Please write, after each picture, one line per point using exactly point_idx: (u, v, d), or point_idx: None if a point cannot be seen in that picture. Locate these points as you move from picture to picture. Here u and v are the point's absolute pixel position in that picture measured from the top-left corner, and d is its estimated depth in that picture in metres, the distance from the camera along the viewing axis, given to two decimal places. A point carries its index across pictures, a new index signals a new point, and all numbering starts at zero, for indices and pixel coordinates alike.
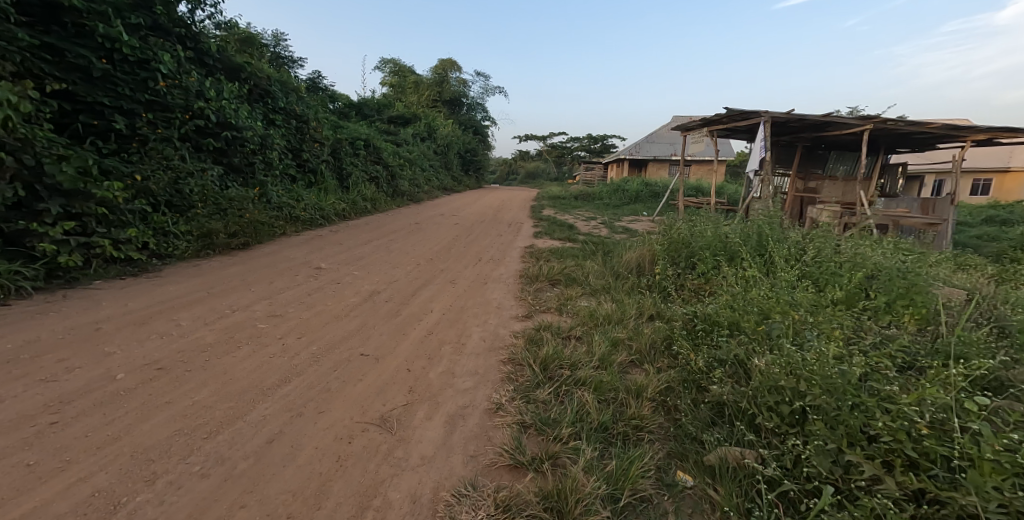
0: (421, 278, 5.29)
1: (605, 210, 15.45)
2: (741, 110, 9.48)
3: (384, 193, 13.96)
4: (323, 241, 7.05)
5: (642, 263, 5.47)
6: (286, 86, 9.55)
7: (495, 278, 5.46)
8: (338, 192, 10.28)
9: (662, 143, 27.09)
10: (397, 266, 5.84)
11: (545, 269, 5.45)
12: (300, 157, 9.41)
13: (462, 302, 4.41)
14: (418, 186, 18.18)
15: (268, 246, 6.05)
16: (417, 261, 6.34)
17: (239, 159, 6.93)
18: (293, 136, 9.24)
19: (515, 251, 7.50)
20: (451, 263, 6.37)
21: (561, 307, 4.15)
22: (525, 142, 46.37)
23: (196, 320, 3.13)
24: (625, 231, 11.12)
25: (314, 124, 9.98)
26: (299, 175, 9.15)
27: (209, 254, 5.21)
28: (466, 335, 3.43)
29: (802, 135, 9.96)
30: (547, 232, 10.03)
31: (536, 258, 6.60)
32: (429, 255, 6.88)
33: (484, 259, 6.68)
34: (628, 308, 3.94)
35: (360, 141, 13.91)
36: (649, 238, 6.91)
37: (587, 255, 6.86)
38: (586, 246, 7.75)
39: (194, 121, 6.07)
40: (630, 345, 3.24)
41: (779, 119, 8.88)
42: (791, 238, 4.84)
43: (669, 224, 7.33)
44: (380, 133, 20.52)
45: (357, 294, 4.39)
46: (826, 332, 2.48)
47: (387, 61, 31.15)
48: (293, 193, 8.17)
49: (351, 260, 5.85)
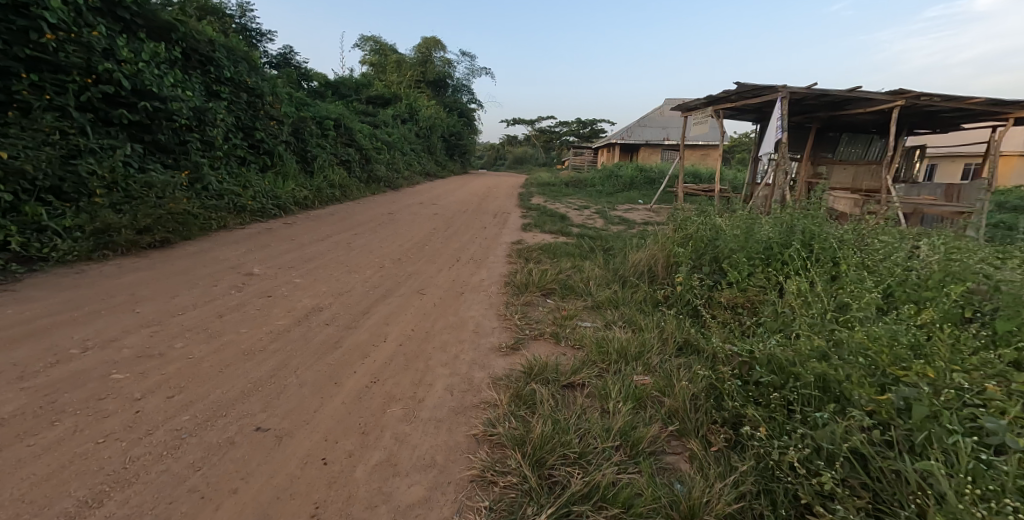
0: (382, 289, 4.24)
1: (598, 198, 14.46)
2: (753, 86, 8.49)
3: (357, 179, 12.81)
4: (271, 237, 6.07)
5: (655, 268, 4.47)
6: (235, 55, 8.45)
7: (475, 286, 4.43)
8: (299, 178, 9.17)
9: (654, 128, 26.09)
10: (354, 271, 4.78)
11: (537, 275, 4.43)
12: (251, 135, 8.43)
13: (428, 324, 3.37)
14: (398, 172, 17.03)
15: (194, 244, 5.03)
16: (382, 263, 5.28)
17: (167, 136, 5.90)
18: (244, 112, 8.28)
19: (501, 247, 6.48)
20: (423, 265, 5.32)
21: (558, 333, 3.15)
22: (512, 126, 45.12)
23: (6, 374, 2.07)
24: (621, 222, 10.16)
25: (270, 99, 9.08)
26: (252, 157, 8.25)
27: (107, 255, 4.13)
28: (427, 385, 2.42)
29: (818, 115, 9.02)
30: (537, 223, 9.02)
31: (524, 257, 5.59)
32: (399, 254, 5.82)
33: (463, 259, 5.66)
34: (649, 338, 2.96)
35: (330, 122, 12.71)
36: (658, 234, 5.92)
37: (584, 254, 5.86)
38: (581, 243, 6.74)
39: (98, 87, 4.96)
40: (663, 403, 2.27)
41: (798, 95, 7.91)
42: (841, 231, 3.90)
43: (678, 217, 6.35)
44: (357, 115, 19.26)
45: (290, 315, 3.32)
46: (1003, 409, 1.53)
47: (367, 40, 29.55)
48: (235, 175, 7.26)
49: (298, 263, 4.79)
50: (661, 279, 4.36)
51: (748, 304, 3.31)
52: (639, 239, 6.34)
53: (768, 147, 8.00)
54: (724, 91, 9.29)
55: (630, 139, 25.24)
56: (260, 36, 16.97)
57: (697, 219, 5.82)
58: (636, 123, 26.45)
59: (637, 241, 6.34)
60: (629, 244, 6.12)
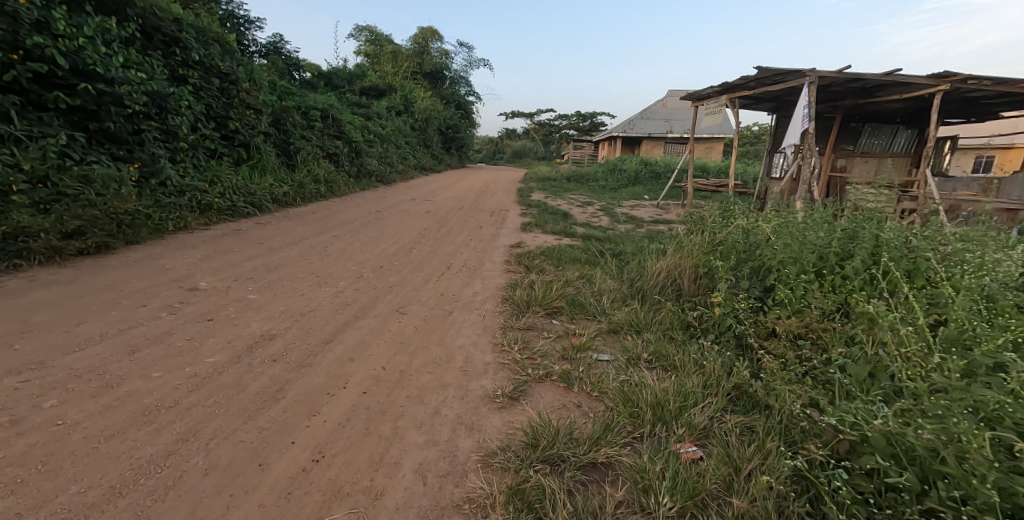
0: (356, 309, 3.53)
1: (601, 194, 13.77)
2: (775, 71, 7.79)
3: (346, 173, 12.12)
4: (237, 240, 5.41)
5: (679, 282, 3.79)
6: (204, 38, 7.88)
7: (466, 303, 3.74)
8: (278, 172, 8.60)
9: (656, 120, 25.40)
10: (326, 285, 4.07)
11: (540, 291, 3.73)
12: (223, 125, 7.91)
13: (405, 359, 2.68)
14: (391, 166, 16.34)
15: (139, 251, 4.34)
16: (361, 273, 4.57)
17: (118, 125, 5.28)
18: (216, 101, 7.77)
19: (498, 252, 5.80)
20: (409, 274, 4.63)
21: (569, 376, 2.48)
22: (511, 119, 44.38)
23: None
24: (627, 221, 9.48)
25: (246, 86, 8.58)
26: (226, 149, 7.79)
27: (20, 266, 3.51)
28: (390, 465, 1.75)
29: (844, 104, 8.35)
30: (537, 222, 8.33)
31: (525, 264, 4.90)
32: (382, 261, 5.12)
33: (454, 267, 4.98)
34: (690, 384, 2.28)
35: (317, 113, 12.01)
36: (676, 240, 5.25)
37: (593, 262, 5.18)
38: (588, 248, 6.06)
39: (28, 64, 4.38)
40: (730, 502, 1.62)
41: (826, 80, 7.21)
42: (907, 233, 3.22)
43: (697, 218, 5.66)
44: (349, 107, 18.54)
45: (229, 347, 2.61)
46: None
47: (362, 30, 28.75)
48: (204, 169, 6.68)
49: (260, 274, 4.09)
50: (688, 296, 3.67)
51: (812, 335, 2.65)
52: (652, 245, 5.68)
53: (791, 139, 7.31)
54: (741, 78, 8.61)
55: (632, 132, 24.55)
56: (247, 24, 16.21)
57: (720, 221, 5.15)
58: (637, 115, 25.74)
59: (651, 246, 5.67)
60: (644, 250, 5.44)
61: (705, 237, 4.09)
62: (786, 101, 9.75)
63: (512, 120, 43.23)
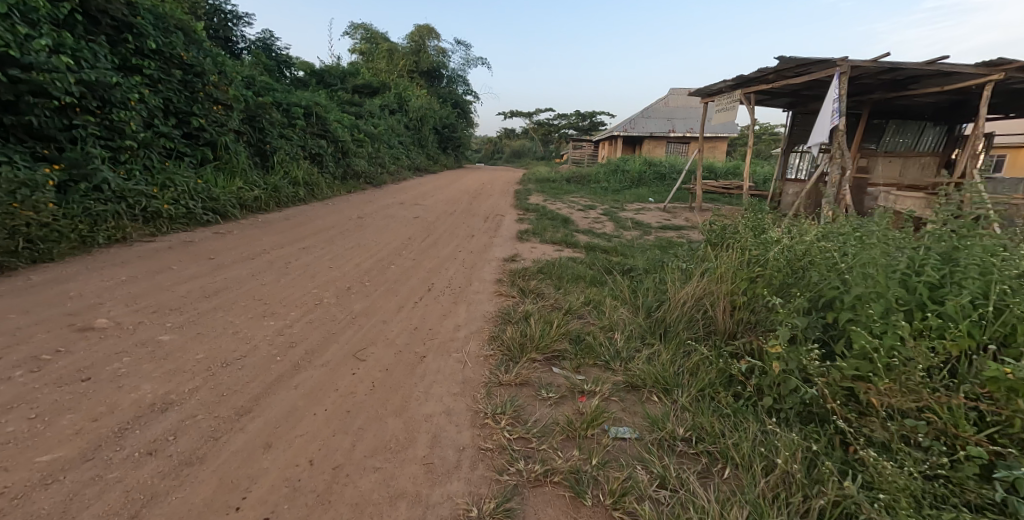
0: (302, 352, 2.74)
1: (603, 197, 13.04)
2: (798, 61, 7.01)
3: (330, 175, 11.41)
4: (183, 255, 4.63)
5: (711, 316, 3.03)
6: (164, 26, 7.39)
7: (443, 345, 2.97)
8: (250, 174, 8.06)
9: (657, 119, 24.69)
10: (274, 316, 3.28)
11: (537, 331, 2.96)
12: (186, 121, 7.34)
13: (347, 443, 1.91)
14: (382, 167, 15.61)
15: (46, 273, 3.56)
16: (323, 298, 3.80)
17: (44, 119, 4.69)
18: (177, 94, 7.23)
19: (489, 268, 5.03)
20: (380, 300, 3.85)
21: (583, 484, 1.74)
22: (509, 119, 43.68)
23: None
24: (633, 228, 8.74)
25: (214, 78, 8.02)
26: (189, 148, 7.18)
27: None
28: None
29: (873, 97, 7.61)
30: (535, 229, 7.60)
31: (520, 286, 4.14)
32: (353, 282, 4.34)
33: (437, 290, 4.21)
34: (771, 512, 1.58)
35: (299, 111, 11.28)
36: (697, 258, 4.49)
37: (599, 284, 4.41)
38: (593, 263, 5.29)
39: None
40: None
41: (859, 70, 6.43)
42: (1014, 247, 2.46)
43: (719, 229, 4.90)
44: (339, 105, 17.82)
45: (90, 430, 1.79)
46: None
47: (357, 27, 28.11)
48: (156, 171, 5.99)
49: (190, 303, 3.30)
50: (725, 336, 2.89)
51: (926, 409, 1.87)
52: (667, 262, 4.91)
53: (818, 137, 6.55)
54: (758, 70, 7.89)
55: (633, 132, 23.85)
56: (231, 17, 15.49)
57: (747, 234, 4.39)
58: (638, 114, 25.03)
59: (665, 262, 4.91)
60: (659, 268, 4.67)
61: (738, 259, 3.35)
62: (804, 96, 9.01)
63: (510, 120, 42.58)
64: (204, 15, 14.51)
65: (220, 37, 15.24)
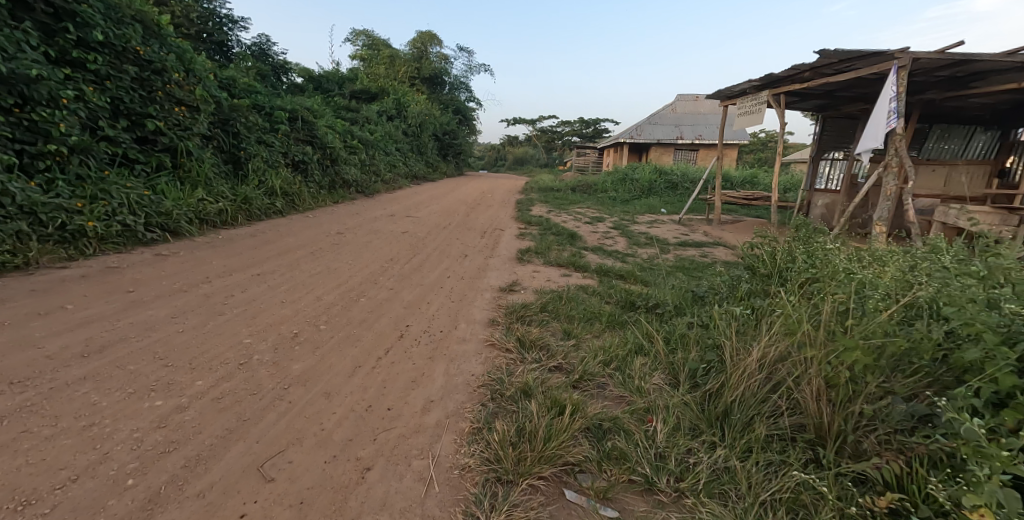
0: (177, 465, 1.78)
1: (611, 207, 12.13)
2: (844, 55, 6.04)
3: (316, 184, 10.55)
4: (95, 287, 3.70)
5: (794, 397, 2.05)
6: (118, 17, 6.54)
7: (400, 446, 2.00)
8: (216, 185, 7.20)
9: (665, 125, 23.76)
10: (168, 388, 2.31)
11: (540, 424, 1.99)
12: (140, 124, 6.48)
13: None
14: (376, 175, 14.73)
15: None
16: (255, 354, 2.83)
17: None
18: (129, 93, 6.32)
19: (481, 303, 4.09)
20: (332, 357, 2.89)
21: None
22: (512, 126, 42.92)
23: None
24: (647, 246, 7.80)
25: (176, 74, 7.15)
26: (141, 155, 6.33)
27: None
28: None
29: (925, 98, 6.65)
30: (538, 247, 6.68)
31: (518, 334, 3.18)
32: (304, 326, 3.38)
33: (411, 341, 3.25)
34: None
35: (283, 115, 10.42)
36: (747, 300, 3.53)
37: (621, 332, 3.44)
38: (609, 299, 4.34)
39: None
40: None
41: (921, 62, 5.44)
42: None
43: (769, 256, 3.95)
44: (334, 111, 17.00)
45: None
46: None
47: (358, 34, 27.51)
48: (91, 181, 5.16)
49: (48, 370, 2.35)
50: (830, 434, 1.88)
51: None
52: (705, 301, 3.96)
53: (870, 142, 5.57)
54: (791, 66, 6.97)
55: (640, 138, 22.95)
56: (227, 21, 14.78)
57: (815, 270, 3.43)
58: (645, 120, 24.10)
59: (700, 297, 3.97)
60: (695, 310, 3.70)
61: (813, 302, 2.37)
62: (840, 97, 8.07)
63: (514, 127, 41.94)
64: (195, 18, 13.80)
65: (214, 41, 14.49)
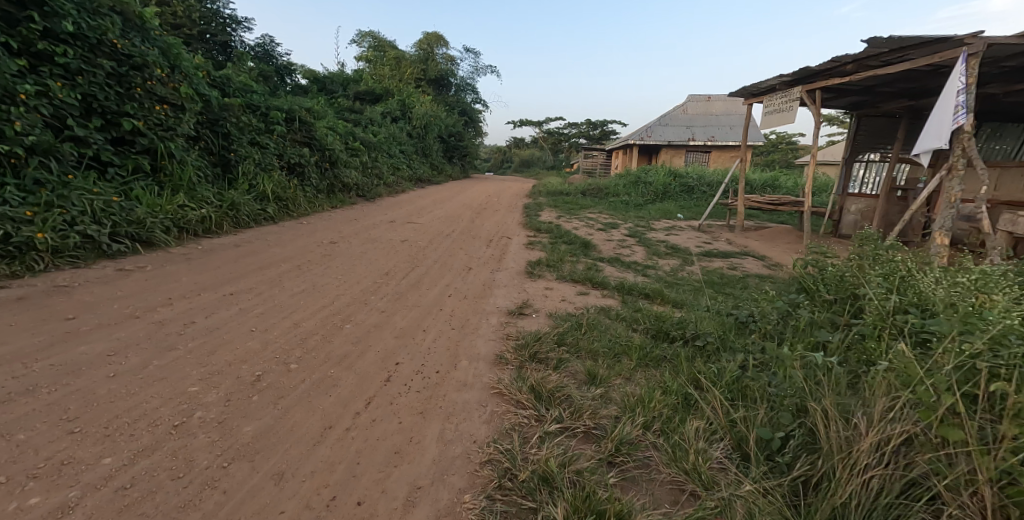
0: None
1: (625, 212, 11.49)
2: (899, 43, 5.37)
3: (314, 189, 10.01)
4: (28, 313, 3.10)
5: (945, 508, 1.49)
6: (93, 7, 5.93)
7: None
8: (201, 189, 6.64)
9: (677, 127, 23.08)
10: (61, 470, 1.71)
11: None
12: (116, 124, 5.89)
13: None
14: (378, 178, 14.16)
15: None
16: (199, 407, 2.22)
17: None
18: (104, 90, 5.72)
19: (487, 335, 3.49)
20: (297, 412, 2.28)
21: None
22: (519, 128, 42.36)
23: None
24: (668, 256, 7.17)
25: (159, 69, 6.58)
26: (116, 157, 5.76)
27: None
28: None
29: (985, 92, 5.95)
30: (550, 258, 6.07)
31: (534, 382, 2.58)
32: (272, 364, 2.77)
33: (402, 386, 2.65)
34: None
35: (279, 116, 9.88)
36: (814, 339, 2.92)
37: (660, 378, 2.83)
38: (637, 328, 3.72)
39: None
40: None
41: (993, 50, 4.77)
42: None
43: (834, 279, 3.32)
44: (336, 112, 16.48)
45: None
46: None
47: (363, 36, 27.12)
48: (50, 185, 4.59)
49: None
50: None
51: None
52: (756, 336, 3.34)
53: (932, 143, 4.92)
54: (832, 59, 6.35)
55: (651, 139, 22.28)
56: (229, 22, 14.31)
57: (900, 302, 2.80)
58: (656, 121, 23.44)
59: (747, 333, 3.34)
60: (747, 348, 3.09)
61: (938, 354, 1.79)
62: (880, 93, 7.39)
63: (520, 129, 41.41)
64: (195, 18, 13.37)
65: (216, 41, 14.01)
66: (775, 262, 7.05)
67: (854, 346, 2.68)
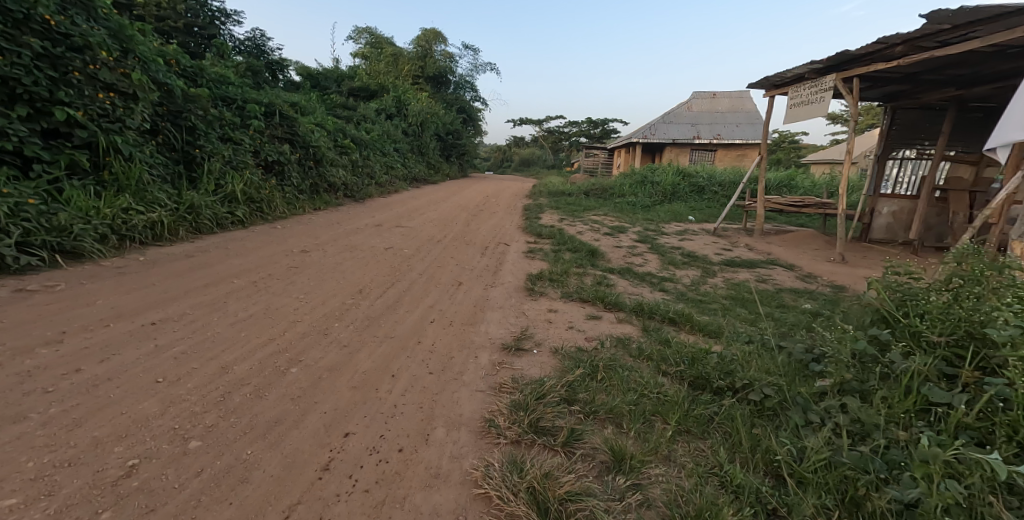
0: None
1: (632, 214, 10.67)
2: (966, 20, 4.58)
3: (294, 189, 9.20)
4: None
5: None
6: None
7: None
8: (154, 190, 5.83)
9: (682, 124, 22.23)
10: None
11: None
12: (47, 113, 5.06)
13: None
14: (369, 178, 13.35)
15: None
16: None
17: None
18: (31, 72, 4.89)
19: (475, 385, 2.66)
20: None
21: None
22: (519, 126, 41.53)
23: None
24: (686, 266, 6.35)
25: (105, 51, 5.72)
26: (45, 152, 4.94)
27: None
28: None
29: None
30: (554, 270, 5.25)
31: (536, 482, 1.77)
32: (160, 441, 1.94)
33: (345, 480, 1.83)
34: None
35: (257, 109, 9.05)
36: (927, 403, 2.11)
37: (718, 467, 2.01)
38: (667, 372, 2.89)
39: None
40: None
41: None
42: None
43: (934, 308, 2.46)
44: (328, 109, 15.70)
45: None
46: None
47: (361, 32, 26.39)
48: None
49: None
50: None
51: None
52: (831, 388, 2.51)
53: (1014, 135, 4.14)
54: (877, 40, 5.55)
55: (655, 137, 21.48)
56: (219, 15, 13.68)
57: None
58: (660, 118, 22.65)
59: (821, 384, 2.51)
60: (829, 413, 2.25)
61: None
62: (924, 81, 6.58)
63: (520, 128, 40.64)
64: (184, 10, 12.69)
65: (204, 35, 13.27)
66: (807, 273, 6.23)
67: (997, 424, 1.90)
